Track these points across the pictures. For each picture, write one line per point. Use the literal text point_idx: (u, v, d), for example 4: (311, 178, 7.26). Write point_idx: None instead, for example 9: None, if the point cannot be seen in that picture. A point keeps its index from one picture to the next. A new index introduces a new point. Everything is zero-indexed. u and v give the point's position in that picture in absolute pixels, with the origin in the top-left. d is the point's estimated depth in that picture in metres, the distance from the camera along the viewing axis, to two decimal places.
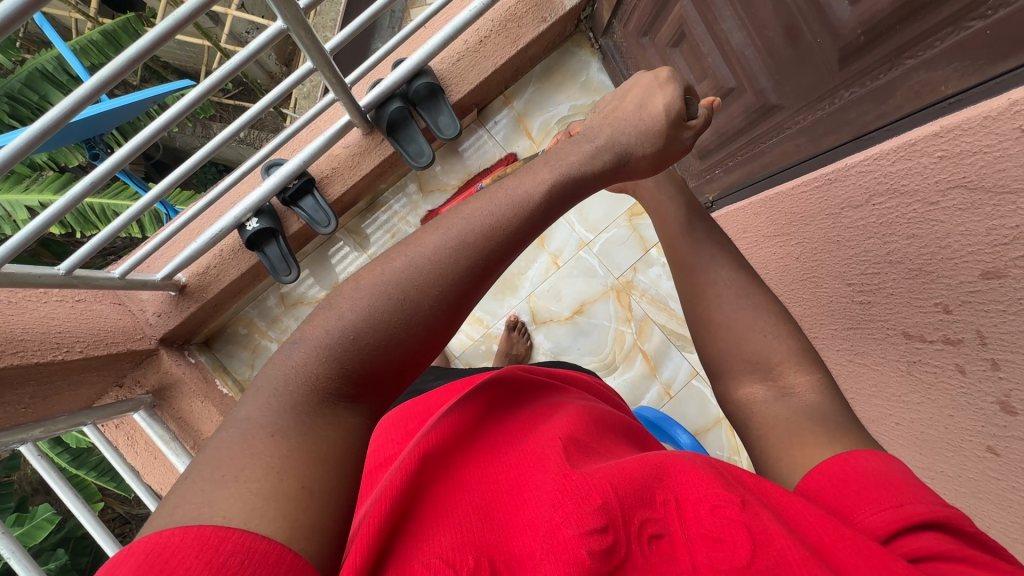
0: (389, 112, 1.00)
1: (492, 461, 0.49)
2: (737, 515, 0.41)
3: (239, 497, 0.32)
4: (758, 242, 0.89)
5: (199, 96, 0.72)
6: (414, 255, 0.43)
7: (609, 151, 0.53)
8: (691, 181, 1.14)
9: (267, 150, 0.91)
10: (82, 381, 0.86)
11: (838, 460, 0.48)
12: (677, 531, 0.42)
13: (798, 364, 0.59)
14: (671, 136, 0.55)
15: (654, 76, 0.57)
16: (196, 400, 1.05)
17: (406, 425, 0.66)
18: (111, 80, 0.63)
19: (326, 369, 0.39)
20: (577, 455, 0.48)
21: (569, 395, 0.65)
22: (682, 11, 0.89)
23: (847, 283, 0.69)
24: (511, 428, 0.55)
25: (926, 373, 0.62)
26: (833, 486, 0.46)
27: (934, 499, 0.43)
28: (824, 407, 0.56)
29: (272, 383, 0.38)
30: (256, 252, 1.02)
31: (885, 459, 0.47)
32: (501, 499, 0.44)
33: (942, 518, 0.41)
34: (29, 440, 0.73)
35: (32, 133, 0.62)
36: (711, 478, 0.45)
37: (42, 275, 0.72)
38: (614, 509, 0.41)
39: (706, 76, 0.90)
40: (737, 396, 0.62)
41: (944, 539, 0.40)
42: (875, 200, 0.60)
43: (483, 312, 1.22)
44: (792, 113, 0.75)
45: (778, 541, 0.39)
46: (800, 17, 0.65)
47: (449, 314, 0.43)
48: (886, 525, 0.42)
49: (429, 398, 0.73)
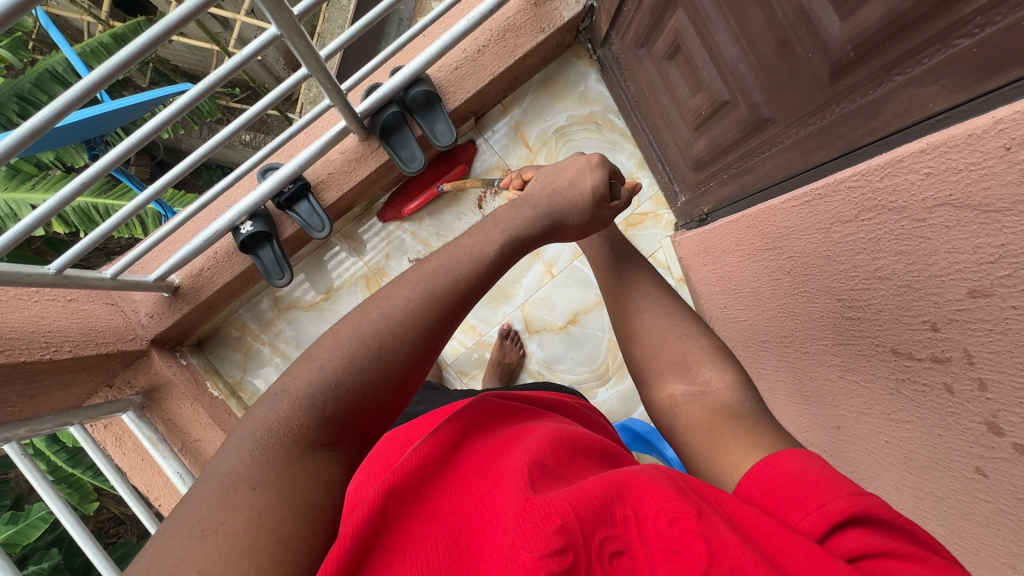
0: (384, 117, 1.01)
1: (458, 486, 0.49)
2: (694, 527, 0.41)
3: (217, 550, 0.36)
4: (750, 256, 0.89)
5: (192, 100, 0.73)
6: (389, 306, 0.50)
7: (548, 215, 0.61)
8: (685, 192, 1.14)
9: (263, 154, 0.91)
10: (70, 381, 0.86)
11: (762, 466, 0.51)
12: (638, 547, 0.42)
13: (712, 358, 0.67)
14: (597, 211, 0.63)
15: (587, 158, 0.64)
16: (185, 403, 1.05)
17: (383, 450, 0.66)
18: (103, 82, 0.63)
19: (305, 419, 0.44)
20: (542, 477, 0.48)
21: (542, 417, 0.66)
22: (677, 23, 0.88)
23: (837, 298, 0.69)
24: (481, 450, 0.55)
25: (916, 392, 0.61)
26: (763, 493, 0.48)
27: (855, 490, 0.44)
28: (735, 402, 0.62)
29: (245, 434, 0.43)
30: (249, 255, 1.02)
31: (805, 457, 0.50)
32: (465, 524, 0.44)
33: (861, 511, 0.42)
34: (14, 440, 0.73)
35: (27, 130, 0.63)
36: (670, 491, 0.45)
37: (32, 274, 0.72)
38: (574, 530, 0.41)
39: (701, 88, 0.90)
40: (662, 399, 0.68)
41: (872, 534, 0.41)
42: (864, 215, 0.60)
43: (477, 318, 1.22)
44: (784, 126, 0.75)
45: (733, 549, 0.40)
46: (792, 32, 0.65)
47: (422, 356, 0.50)
48: (817, 525, 0.43)
49: (410, 425, 0.72)
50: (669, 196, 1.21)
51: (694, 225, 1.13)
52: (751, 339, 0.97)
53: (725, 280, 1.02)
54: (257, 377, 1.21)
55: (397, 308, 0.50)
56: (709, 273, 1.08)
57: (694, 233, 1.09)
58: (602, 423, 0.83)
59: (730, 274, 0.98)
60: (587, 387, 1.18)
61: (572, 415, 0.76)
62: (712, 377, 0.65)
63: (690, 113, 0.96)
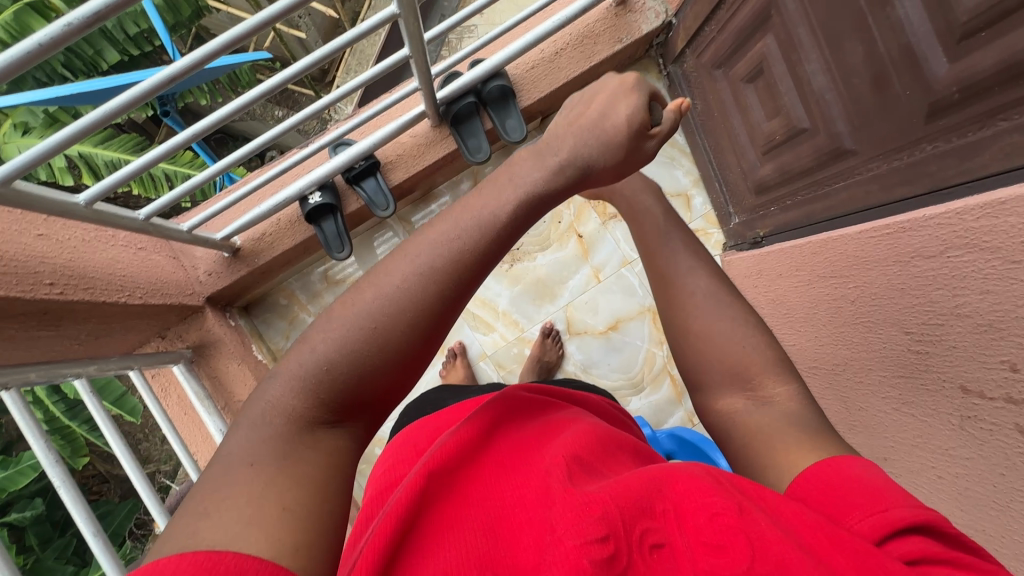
0: (459, 106, 1.03)
1: (499, 477, 0.54)
2: (736, 523, 0.43)
3: (237, 526, 0.38)
4: (809, 282, 0.91)
5: (282, 80, 0.74)
6: (384, 284, 0.49)
7: (574, 161, 0.57)
8: (741, 214, 1.17)
9: (342, 129, 0.94)
10: (131, 327, 0.87)
11: (822, 465, 0.53)
12: (677, 540, 0.45)
13: (775, 374, 0.67)
14: (632, 146, 0.59)
15: (622, 87, 0.61)
16: (233, 362, 1.06)
17: (419, 439, 0.72)
18: (240, 38, 0.59)
19: (334, 400, 0.46)
20: (580, 472, 0.52)
21: (575, 410, 0.69)
22: (764, 47, 0.89)
23: (905, 331, 0.70)
24: (519, 443, 0.59)
25: (981, 430, 0.62)
26: (820, 493, 0.51)
27: (917, 503, 0.46)
28: (801, 414, 0.63)
29: (252, 417, 0.46)
30: (312, 225, 1.04)
31: (870, 466, 0.52)
32: (508, 513, 0.49)
33: (925, 521, 0.44)
34: (84, 376, 0.76)
35: (151, 85, 0.57)
36: (709, 486, 0.48)
37: (125, 219, 0.73)
38: (614, 520, 0.45)
39: (778, 113, 0.92)
40: (719, 408, 0.70)
41: (931, 542, 0.43)
42: (951, 252, 0.61)
43: (520, 314, 1.24)
44: (866, 159, 0.77)
45: (775, 545, 0.41)
46: (892, 68, 0.67)
47: (437, 322, 0.50)
48: (875, 528, 0.45)
49: (442, 416, 0.78)
50: (722, 216, 1.25)
51: (746, 247, 1.17)
52: (797, 363, 1.00)
53: (776, 303, 1.04)
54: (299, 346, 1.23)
55: (418, 264, 0.49)
56: (759, 295, 1.10)
57: (747, 255, 1.12)
58: (631, 422, 0.85)
59: (783, 299, 1.00)
60: (621, 394, 1.20)
61: (602, 410, 0.79)
62: (774, 390, 0.66)
63: (762, 136, 0.99)
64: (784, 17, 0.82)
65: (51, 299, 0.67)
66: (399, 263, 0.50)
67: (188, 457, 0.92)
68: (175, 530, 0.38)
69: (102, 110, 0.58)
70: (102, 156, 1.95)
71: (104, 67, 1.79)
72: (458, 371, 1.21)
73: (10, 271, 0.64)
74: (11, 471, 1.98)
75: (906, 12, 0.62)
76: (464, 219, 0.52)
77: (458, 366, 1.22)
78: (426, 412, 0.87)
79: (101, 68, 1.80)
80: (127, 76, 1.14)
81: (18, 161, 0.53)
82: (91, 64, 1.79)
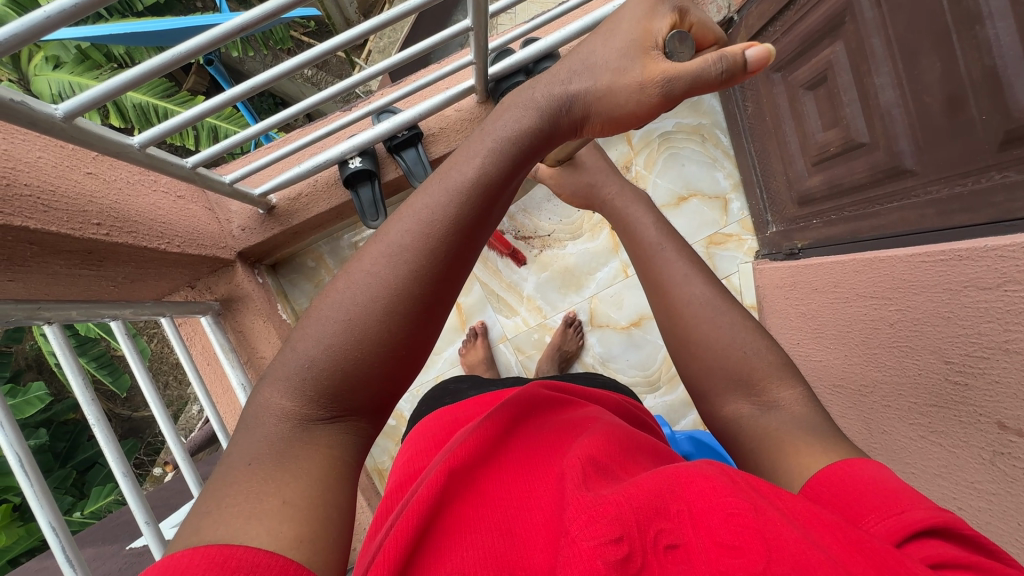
0: (509, 84, 1.01)
1: (516, 480, 0.52)
2: (751, 523, 0.42)
3: None
4: (847, 300, 0.89)
5: (347, 41, 0.70)
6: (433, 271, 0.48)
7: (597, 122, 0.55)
8: (780, 223, 1.16)
9: (390, 98, 0.93)
10: (164, 273, 0.87)
11: (833, 468, 0.53)
12: (693, 541, 0.42)
13: (780, 378, 0.66)
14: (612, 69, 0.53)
15: (643, 29, 0.52)
16: (259, 319, 1.07)
17: (440, 431, 0.72)
18: None
19: (371, 382, 0.45)
20: (595, 472, 0.51)
21: (593, 408, 0.68)
22: (832, 54, 0.86)
23: (946, 361, 0.69)
24: (537, 446, 0.58)
25: (1012, 467, 0.62)
26: (835, 496, 0.51)
27: (930, 505, 0.47)
28: (806, 415, 0.63)
29: (248, 420, 0.45)
30: (349, 190, 1.03)
31: (875, 465, 0.52)
32: (525, 515, 0.48)
33: (942, 522, 0.45)
34: (119, 318, 0.76)
35: (226, 30, 0.55)
36: (723, 486, 0.46)
37: (173, 165, 0.72)
38: (627, 521, 0.43)
39: (837, 124, 0.90)
40: (725, 414, 0.69)
41: (950, 546, 0.43)
42: (1009, 286, 0.60)
43: (544, 301, 1.23)
44: (924, 181, 0.75)
45: (792, 546, 0.40)
46: (970, 90, 0.63)
47: (432, 306, 0.47)
48: (893, 530, 0.45)
49: (461, 408, 0.77)
50: (760, 223, 1.24)
51: (781, 257, 1.16)
52: (823, 380, 0.99)
53: (807, 316, 1.03)
54: None
55: (436, 242, 0.47)
56: (789, 307, 1.09)
57: (782, 266, 1.12)
58: (650, 420, 0.84)
59: (815, 313, 1.00)
60: (637, 391, 1.20)
61: (622, 409, 0.78)
62: (780, 394, 0.65)
63: (814, 147, 0.97)
64: (859, 24, 0.78)
65: (98, 239, 0.68)
66: (393, 236, 0.47)
67: (214, 410, 0.92)
68: (208, 513, 0.39)
69: (176, 50, 0.55)
70: (130, 99, 1.95)
71: (140, 9, 1.79)
72: (478, 352, 1.21)
73: (61, 207, 0.64)
74: (20, 401, 2.03)
75: (996, 32, 0.58)
76: (461, 187, 0.49)
77: (478, 345, 1.22)
78: (445, 400, 0.87)
79: (137, 8, 1.80)
80: (179, 21, 1.13)
81: (84, 98, 0.53)
82: (127, 4, 1.81)
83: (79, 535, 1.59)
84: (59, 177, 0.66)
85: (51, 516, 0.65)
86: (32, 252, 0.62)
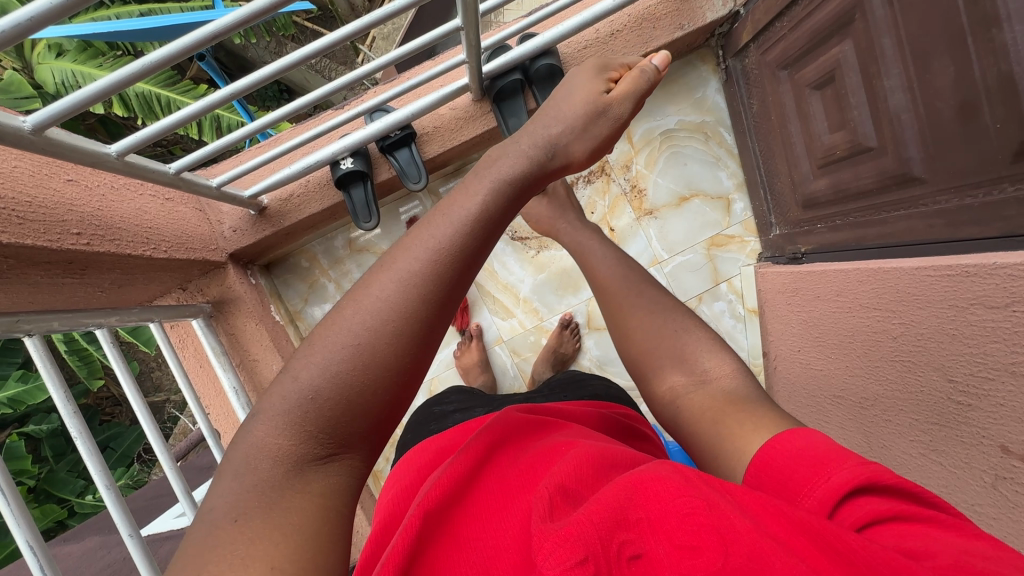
0: (503, 82, 0.98)
1: (494, 517, 0.51)
2: (707, 521, 0.40)
3: (227, 561, 0.37)
4: (849, 309, 0.87)
5: (332, 42, 0.66)
6: (405, 297, 0.46)
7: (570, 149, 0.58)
8: (785, 225, 1.12)
9: (382, 97, 0.90)
10: (152, 279, 0.86)
11: (769, 446, 0.52)
12: (654, 548, 0.41)
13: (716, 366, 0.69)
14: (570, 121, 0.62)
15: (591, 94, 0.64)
16: (251, 322, 1.07)
17: (426, 459, 0.71)
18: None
19: (339, 415, 0.44)
20: (566, 495, 0.49)
21: (573, 429, 0.66)
22: (840, 52, 0.82)
23: (949, 379, 0.67)
24: (514, 476, 0.56)
25: (1013, 492, 0.60)
26: (773, 478, 0.50)
27: (858, 460, 0.46)
28: (735, 387, 0.65)
29: (224, 468, 0.43)
30: (341, 191, 1.01)
31: (807, 433, 0.52)
32: (504, 557, 0.46)
33: (866, 479, 0.44)
34: (105, 325, 0.76)
35: (196, 38, 0.52)
36: (677, 485, 0.44)
37: (155, 171, 0.70)
38: (591, 539, 0.41)
39: (843, 127, 0.86)
40: (662, 391, 0.71)
41: (878, 500, 0.43)
42: (1017, 307, 0.57)
43: (540, 302, 1.22)
44: (933, 190, 0.72)
45: (746, 536, 0.38)
46: (985, 97, 0.59)
47: (403, 334, 0.45)
48: (826, 500, 0.44)
49: (449, 434, 0.76)
50: (764, 225, 1.21)
51: (784, 261, 1.13)
52: (823, 389, 0.96)
53: (809, 322, 1.00)
54: (317, 310, 1.23)
55: (415, 274, 0.47)
56: (792, 312, 1.07)
57: (784, 270, 1.09)
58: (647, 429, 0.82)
59: (816, 319, 0.97)
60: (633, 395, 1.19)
61: (610, 423, 0.76)
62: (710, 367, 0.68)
63: (820, 148, 0.94)
64: (869, 23, 0.75)
65: (78, 250, 0.66)
66: None
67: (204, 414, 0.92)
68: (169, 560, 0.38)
69: (144, 60, 0.52)
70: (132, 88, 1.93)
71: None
72: (472, 354, 1.20)
73: (37, 218, 0.63)
74: (30, 387, 2.06)
75: (1014, 37, 0.54)
76: None
77: (472, 348, 1.21)
78: (432, 427, 0.85)
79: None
80: (171, 16, 1.10)
81: (54, 110, 0.51)
82: None
83: (88, 523, 1.63)
84: (36, 187, 0.65)
85: (30, 533, 0.65)
86: (8, 265, 0.61)
